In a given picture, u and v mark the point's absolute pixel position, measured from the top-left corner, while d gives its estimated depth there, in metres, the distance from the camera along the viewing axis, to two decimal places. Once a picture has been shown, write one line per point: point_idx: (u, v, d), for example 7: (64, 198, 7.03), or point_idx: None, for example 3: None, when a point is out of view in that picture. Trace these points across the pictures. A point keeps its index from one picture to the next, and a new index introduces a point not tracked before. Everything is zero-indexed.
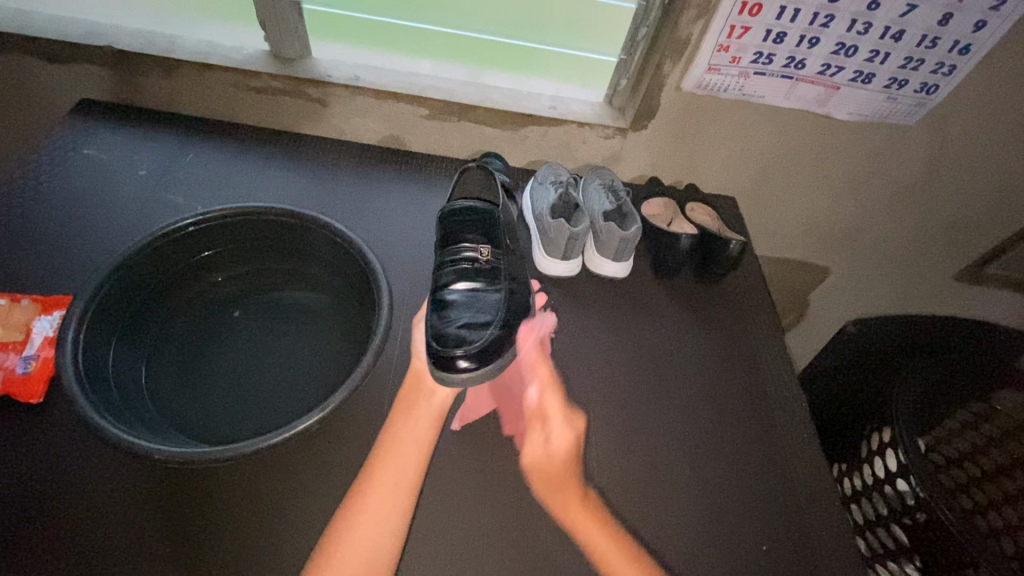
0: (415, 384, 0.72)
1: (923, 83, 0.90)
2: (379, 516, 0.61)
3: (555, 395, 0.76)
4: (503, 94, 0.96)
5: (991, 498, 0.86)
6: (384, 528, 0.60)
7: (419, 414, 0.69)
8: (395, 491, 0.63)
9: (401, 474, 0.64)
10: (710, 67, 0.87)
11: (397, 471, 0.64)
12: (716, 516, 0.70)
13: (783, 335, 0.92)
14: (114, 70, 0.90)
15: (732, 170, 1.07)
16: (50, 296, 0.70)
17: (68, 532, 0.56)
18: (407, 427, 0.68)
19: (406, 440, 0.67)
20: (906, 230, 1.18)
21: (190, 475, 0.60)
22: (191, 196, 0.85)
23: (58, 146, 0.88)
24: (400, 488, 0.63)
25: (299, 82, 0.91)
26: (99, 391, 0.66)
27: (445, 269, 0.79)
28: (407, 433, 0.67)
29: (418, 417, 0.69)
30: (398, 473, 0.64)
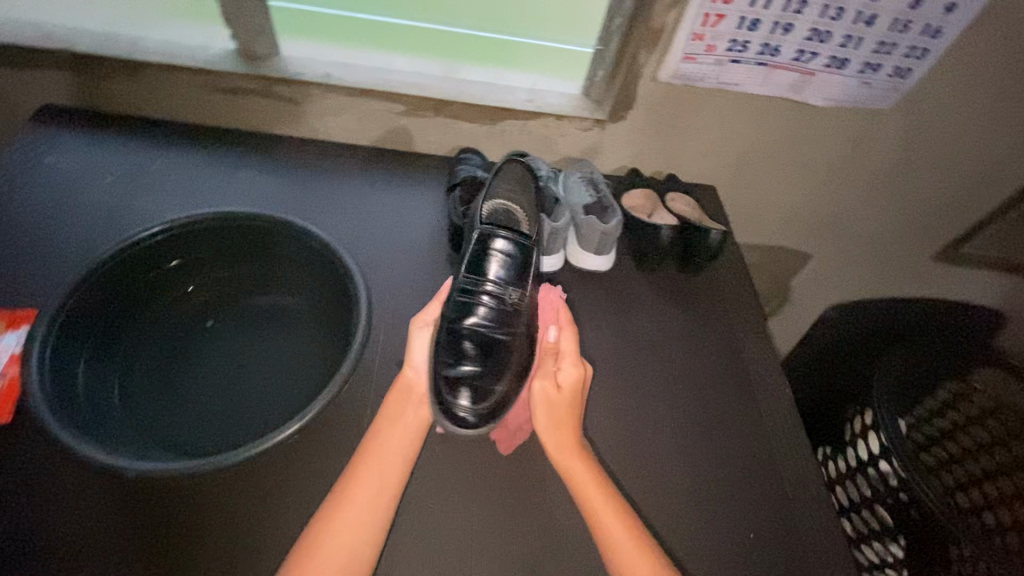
0: (407, 390, 0.68)
1: (896, 67, 0.90)
2: (361, 520, 0.58)
3: (570, 333, 0.75)
4: (479, 88, 0.94)
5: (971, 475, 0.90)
6: (362, 534, 0.58)
7: (411, 413, 0.66)
8: (379, 494, 0.60)
9: (385, 478, 0.61)
10: (686, 56, 0.87)
11: (381, 473, 0.61)
12: (704, 506, 0.71)
13: (766, 323, 0.92)
14: (74, 74, 0.87)
15: (711, 160, 1.07)
16: (13, 309, 0.67)
17: (42, 555, 0.54)
18: (396, 428, 0.65)
19: (394, 443, 0.64)
20: (884, 213, 1.19)
21: (169, 491, 0.59)
22: (160, 203, 0.83)
23: (18, 155, 0.85)
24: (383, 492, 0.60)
25: (269, 81, 0.89)
26: (70, 409, 0.64)
27: (457, 301, 0.72)
28: (395, 435, 0.64)
29: (408, 418, 0.66)
30: (382, 476, 0.61)
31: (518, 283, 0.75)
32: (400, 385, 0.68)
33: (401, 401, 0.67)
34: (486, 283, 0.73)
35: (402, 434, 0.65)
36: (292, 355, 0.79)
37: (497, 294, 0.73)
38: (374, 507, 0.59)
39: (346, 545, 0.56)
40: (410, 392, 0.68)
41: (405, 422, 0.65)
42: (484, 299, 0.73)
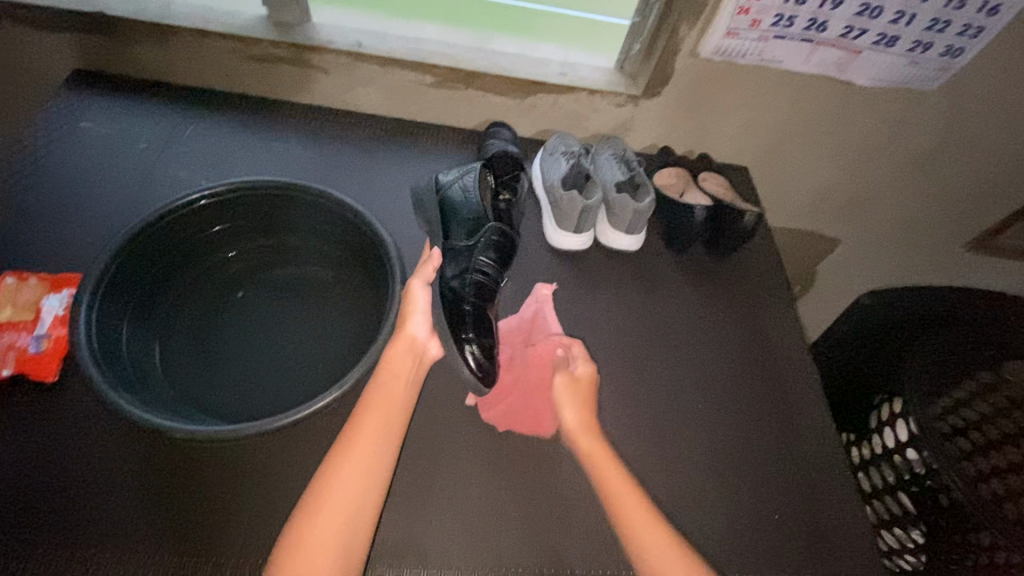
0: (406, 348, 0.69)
1: (947, 47, 0.87)
2: (357, 482, 0.57)
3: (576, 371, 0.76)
4: (511, 60, 0.92)
5: (994, 466, 0.88)
6: (366, 491, 0.57)
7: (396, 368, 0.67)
8: (374, 456, 0.59)
9: (379, 437, 0.61)
10: (729, 31, 0.84)
11: (377, 429, 0.61)
12: (728, 487, 0.72)
13: (795, 308, 0.91)
14: (106, 38, 0.86)
15: (745, 140, 1.04)
16: (58, 274, 0.70)
17: (93, 511, 0.57)
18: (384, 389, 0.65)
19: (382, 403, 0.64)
20: (920, 199, 1.16)
21: (210, 455, 0.61)
22: (194, 170, 0.83)
23: (54, 120, 0.85)
24: (378, 454, 0.60)
25: (300, 49, 0.88)
26: (115, 370, 0.65)
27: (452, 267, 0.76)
28: (389, 389, 0.65)
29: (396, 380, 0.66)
30: (376, 432, 0.61)
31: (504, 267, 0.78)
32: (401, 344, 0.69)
33: (396, 362, 0.68)
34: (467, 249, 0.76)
35: (396, 386, 0.66)
36: (327, 323, 0.79)
37: (492, 263, 0.76)
38: (370, 468, 0.58)
39: (346, 496, 0.56)
40: (411, 343, 0.69)
41: (396, 373, 0.67)
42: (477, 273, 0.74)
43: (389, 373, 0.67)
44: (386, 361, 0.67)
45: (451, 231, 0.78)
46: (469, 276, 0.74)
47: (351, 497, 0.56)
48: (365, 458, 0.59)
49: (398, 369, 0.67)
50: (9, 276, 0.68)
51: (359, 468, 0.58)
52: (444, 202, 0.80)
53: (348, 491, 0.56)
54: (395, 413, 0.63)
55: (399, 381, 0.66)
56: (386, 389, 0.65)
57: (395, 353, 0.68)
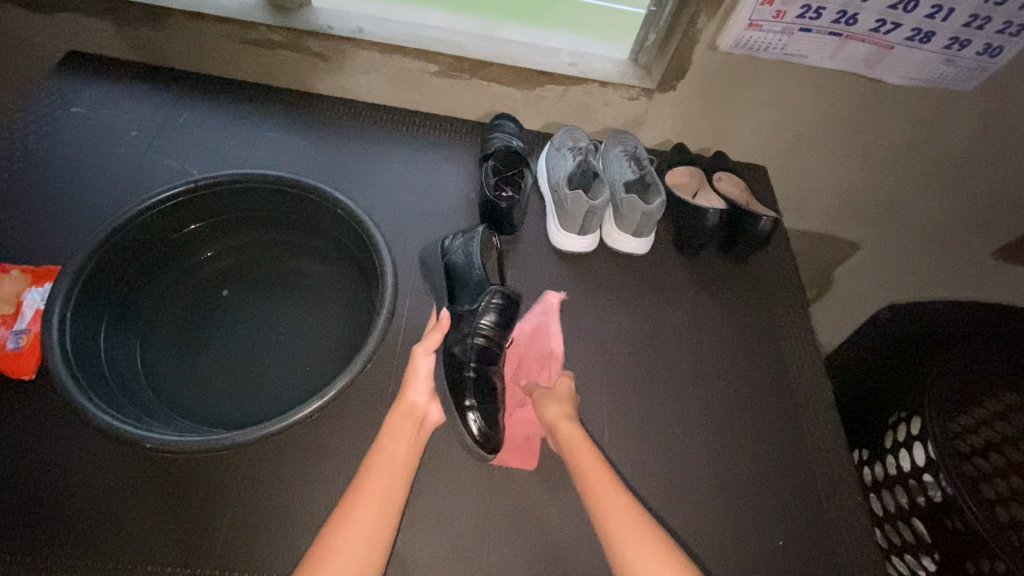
0: (410, 414, 0.64)
1: (987, 44, 0.81)
2: (354, 566, 0.52)
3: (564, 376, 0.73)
4: (519, 49, 0.87)
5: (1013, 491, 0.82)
6: (365, 566, 0.52)
7: (403, 431, 0.62)
8: (373, 533, 0.54)
9: (385, 504, 0.56)
10: (751, 23, 0.79)
11: (382, 495, 0.56)
12: (731, 509, 0.68)
13: (810, 318, 0.86)
14: (98, 19, 0.83)
15: (764, 138, 0.99)
16: (40, 266, 0.68)
17: (67, 520, 0.55)
18: (390, 449, 0.60)
19: (388, 464, 0.59)
20: (948, 204, 1.10)
21: (189, 464, 0.59)
22: (186, 160, 0.80)
23: (44, 104, 0.82)
24: (377, 530, 0.54)
25: (298, 34, 0.84)
26: (91, 372, 0.64)
27: (453, 336, 0.69)
28: (392, 454, 0.60)
29: (402, 442, 0.61)
30: (381, 499, 0.56)
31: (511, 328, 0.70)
32: (402, 410, 0.64)
33: (397, 426, 0.62)
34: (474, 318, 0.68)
35: (399, 450, 0.61)
36: (316, 322, 0.77)
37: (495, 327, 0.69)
38: (368, 548, 0.53)
39: (344, 572, 0.51)
40: (412, 411, 0.64)
41: (400, 437, 0.62)
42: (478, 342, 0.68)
43: (393, 438, 0.61)
44: (388, 426, 0.62)
45: (457, 295, 0.72)
46: (469, 347, 0.67)
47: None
48: (363, 535, 0.54)
49: (399, 432, 0.62)
50: None
51: (358, 549, 0.53)
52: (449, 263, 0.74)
53: (347, 568, 0.51)
54: (397, 481, 0.58)
55: (402, 445, 0.61)
56: (389, 455, 0.60)
57: (401, 416, 0.63)
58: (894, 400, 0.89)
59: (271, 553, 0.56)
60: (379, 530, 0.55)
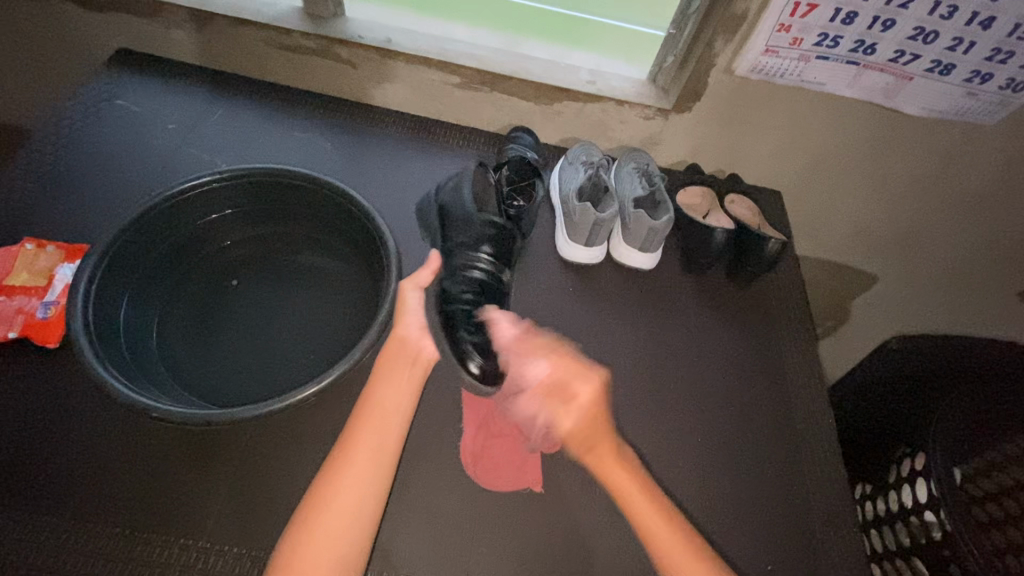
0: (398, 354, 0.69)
1: (1009, 79, 0.80)
2: (358, 499, 0.57)
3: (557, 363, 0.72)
4: (540, 65, 0.90)
5: None
6: (360, 499, 0.57)
7: (398, 373, 0.68)
8: (370, 473, 0.59)
9: (379, 442, 0.61)
10: (767, 48, 0.79)
11: (373, 438, 0.61)
12: (720, 528, 0.67)
13: (817, 346, 0.85)
14: (147, 20, 0.89)
15: (781, 164, 0.99)
16: (73, 244, 0.73)
17: (72, 480, 0.58)
18: (383, 393, 0.65)
19: (381, 408, 0.64)
20: (972, 240, 1.07)
21: (189, 437, 0.62)
22: (216, 152, 0.85)
23: (92, 96, 0.88)
24: (375, 469, 0.60)
25: (330, 42, 0.88)
26: (108, 346, 0.68)
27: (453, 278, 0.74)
28: (388, 395, 0.65)
29: (396, 384, 0.67)
30: (374, 440, 0.61)
31: (509, 265, 0.77)
32: (393, 346, 0.70)
33: (390, 367, 0.68)
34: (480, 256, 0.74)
35: (397, 392, 0.66)
36: (323, 314, 0.80)
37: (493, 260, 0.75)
38: (365, 490, 0.58)
39: (340, 508, 0.56)
40: (403, 346, 0.70)
41: (398, 381, 0.67)
42: (476, 275, 0.73)
43: (390, 380, 0.67)
44: (381, 370, 0.68)
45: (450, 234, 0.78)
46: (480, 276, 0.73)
47: (347, 513, 0.56)
48: (362, 471, 0.59)
49: (394, 374, 0.68)
50: (28, 241, 0.71)
51: (358, 482, 0.58)
52: (446, 206, 0.80)
53: (341, 503, 0.56)
54: (390, 425, 0.63)
55: (398, 384, 0.67)
56: (385, 394, 0.66)
57: (392, 359, 0.69)
58: (901, 435, 0.88)
59: (260, 529, 0.58)
60: (373, 468, 0.60)
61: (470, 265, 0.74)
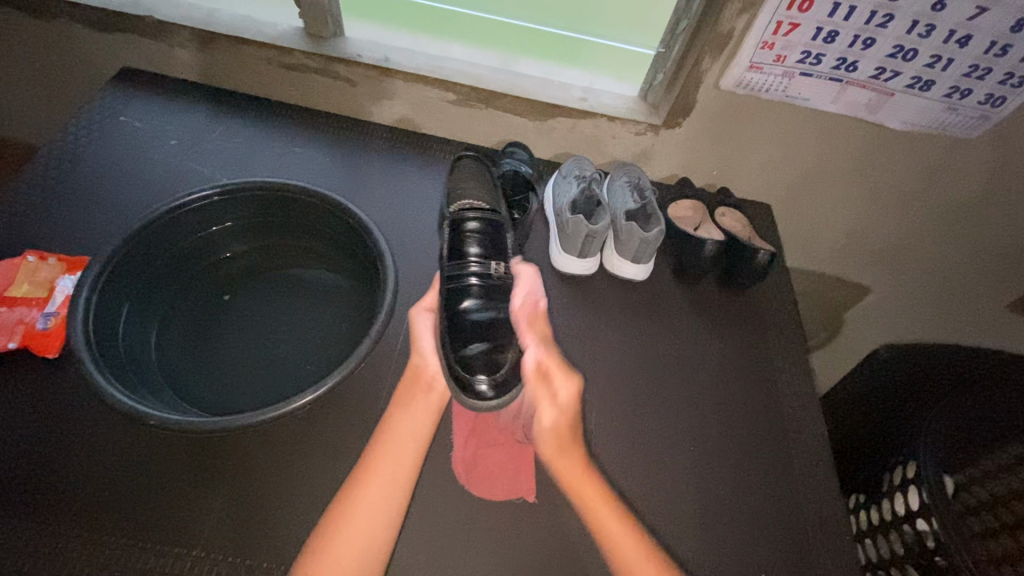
0: (415, 378, 0.70)
1: (988, 94, 0.82)
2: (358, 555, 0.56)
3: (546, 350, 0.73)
4: (535, 83, 0.92)
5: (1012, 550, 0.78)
6: (378, 526, 0.58)
7: (418, 401, 0.68)
8: (385, 502, 0.60)
9: (397, 471, 0.62)
10: (752, 65, 0.82)
11: (393, 466, 0.62)
12: (712, 535, 0.68)
13: (808, 355, 0.87)
14: (152, 40, 0.91)
15: (769, 178, 1.01)
16: (75, 256, 0.74)
17: (68, 489, 0.59)
18: (405, 418, 0.66)
19: (402, 434, 0.64)
20: (960, 252, 1.09)
21: (186, 446, 0.63)
22: (217, 167, 0.87)
23: (97, 114, 0.90)
24: (386, 506, 0.60)
25: (329, 60, 0.90)
26: (108, 356, 0.69)
27: (451, 285, 0.70)
28: (405, 425, 0.65)
29: (416, 410, 0.67)
30: (394, 468, 0.62)
31: (501, 254, 0.74)
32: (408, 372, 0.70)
33: (407, 395, 0.68)
34: (469, 262, 0.71)
35: (411, 430, 0.65)
36: (320, 327, 0.81)
37: (483, 266, 0.71)
38: (370, 543, 0.57)
39: (356, 535, 0.57)
40: (417, 376, 0.70)
41: (416, 418, 0.66)
42: (472, 282, 0.70)
43: (407, 411, 0.66)
44: (400, 398, 0.68)
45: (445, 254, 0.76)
46: (479, 314, 0.68)
47: (361, 540, 0.57)
48: (367, 521, 0.58)
49: (410, 401, 0.68)
50: (30, 254, 0.72)
51: (371, 523, 0.58)
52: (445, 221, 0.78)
53: (359, 530, 0.57)
54: (405, 458, 0.63)
55: (415, 414, 0.66)
56: (403, 421, 0.66)
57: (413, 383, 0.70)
58: (893, 444, 0.88)
59: (254, 538, 0.58)
60: (392, 495, 0.60)
61: (465, 271, 0.71)
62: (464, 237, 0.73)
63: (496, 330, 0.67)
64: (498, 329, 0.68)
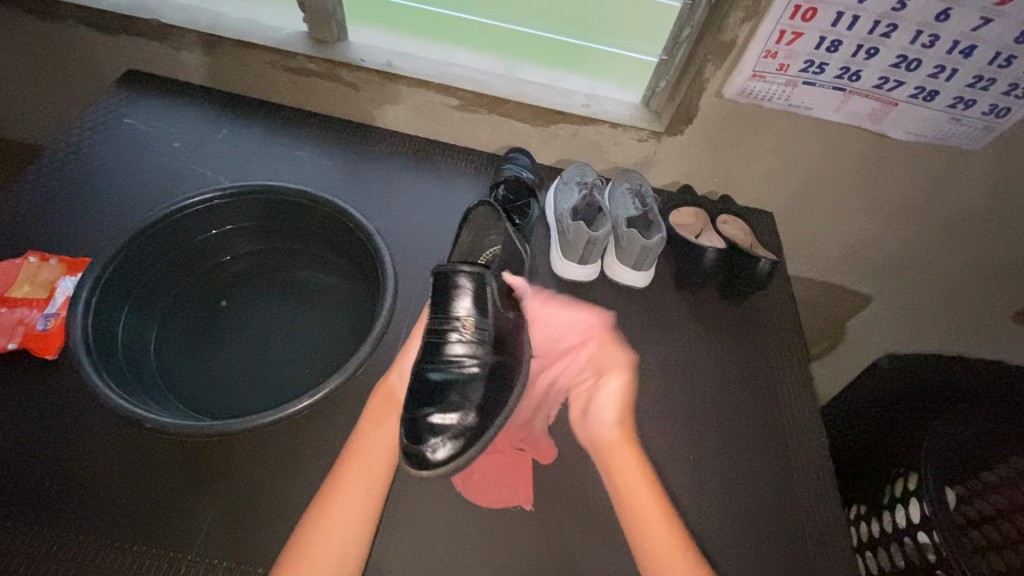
0: (391, 394, 0.70)
1: (992, 105, 0.82)
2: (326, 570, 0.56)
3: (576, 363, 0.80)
4: (537, 89, 0.92)
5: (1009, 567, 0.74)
6: (353, 530, 0.59)
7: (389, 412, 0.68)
8: (358, 507, 0.61)
9: (370, 478, 0.63)
10: (755, 74, 0.82)
11: (366, 474, 0.63)
12: (711, 545, 0.67)
13: (809, 365, 0.86)
14: (158, 43, 0.91)
15: (771, 187, 1.01)
16: (75, 257, 0.74)
17: (63, 491, 0.59)
18: (376, 430, 0.66)
19: (374, 443, 0.65)
20: (964, 263, 1.09)
21: (181, 447, 0.63)
22: (219, 170, 0.87)
23: (101, 115, 0.91)
24: (360, 513, 0.61)
25: (333, 65, 0.90)
26: (106, 357, 0.69)
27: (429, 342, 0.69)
28: (375, 436, 0.66)
29: (386, 420, 0.67)
30: (367, 475, 0.63)
31: (485, 316, 0.69)
32: (383, 387, 0.70)
33: (378, 407, 0.68)
34: (453, 318, 0.68)
35: (382, 441, 0.66)
36: (319, 330, 0.81)
37: (467, 329, 0.68)
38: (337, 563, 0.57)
39: (332, 538, 0.58)
40: (390, 394, 0.70)
41: (385, 429, 0.66)
42: (452, 340, 0.68)
43: (377, 424, 0.67)
44: (372, 410, 0.68)
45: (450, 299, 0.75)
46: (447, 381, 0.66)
47: (337, 541, 0.58)
48: (340, 531, 0.59)
49: (379, 413, 0.68)
50: (32, 254, 0.72)
51: (344, 527, 0.59)
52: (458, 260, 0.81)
53: (335, 534, 0.58)
54: (376, 466, 0.64)
55: (385, 425, 0.67)
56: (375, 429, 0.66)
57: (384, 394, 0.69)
58: (894, 455, 0.87)
59: (249, 543, 0.58)
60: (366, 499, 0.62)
61: (446, 328, 0.68)
62: (454, 290, 0.68)
63: (463, 398, 0.65)
64: (465, 398, 0.65)
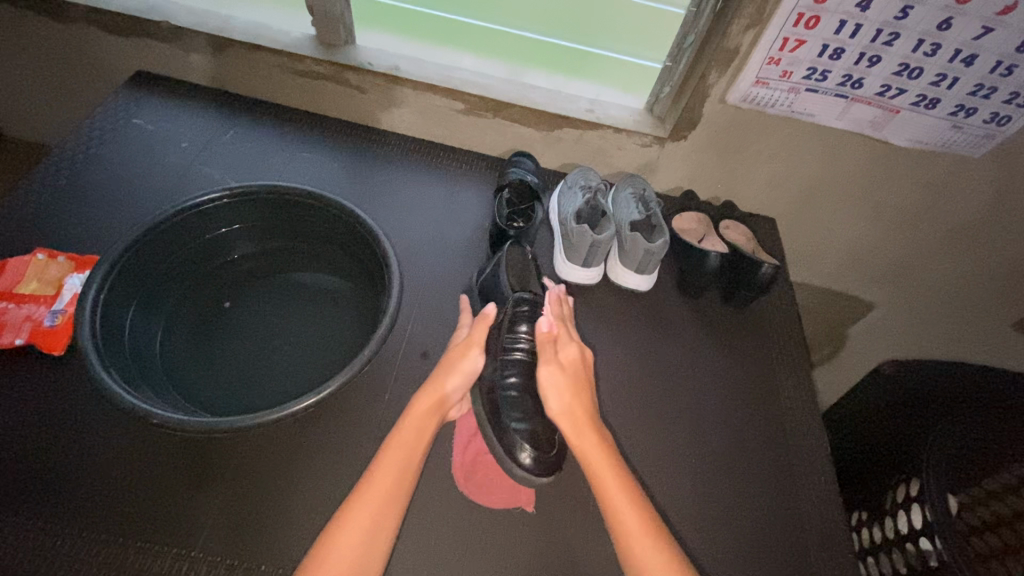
0: (437, 402, 0.65)
1: (993, 113, 0.82)
2: None
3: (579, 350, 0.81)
4: (542, 93, 0.93)
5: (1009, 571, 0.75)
6: (373, 545, 0.55)
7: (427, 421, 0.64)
8: (384, 520, 0.57)
9: (398, 487, 0.58)
10: (758, 80, 0.83)
11: (394, 483, 0.58)
12: (712, 548, 0.67)
13: (811, 370, 0.86)
14: (168, 44, 0.92)
15: (774, 193, 1.02)
16: (83, 255, 0.75)
17: (68, 486, 0.59)
18: (409, 437, 0.62)
19: (406, 451, 0.61)
20: (964, 271, 1.09)
21: (186, 443, 0.63)
22: (227, 170, 0.88)
23: (110, 115, 0.91)
24: (383, 526, 0.56)
25: (340, 68, 0.91)
26: (113, 353, 0.70)
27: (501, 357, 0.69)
28: (408, 444, 0.62)
29: (421, 429, 0.63)
30: (396, 485, 0.58)
31: None
32: (433, 395, 0.65)
33: (418, 414, 0.64)
34: (523, 333, 0.71)
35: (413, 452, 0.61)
36: (325, 330, 0.82)
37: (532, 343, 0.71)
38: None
39: (350, 550, 0.54)
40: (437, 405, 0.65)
41: (418, 439, 0.62)
42: (521, 354, 0.70)
43: (413, 431, 0.62)
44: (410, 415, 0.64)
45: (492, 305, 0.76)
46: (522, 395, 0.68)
47: (354, 553, 0.54)
48: (359, 545, 0.54)
49: (419, 420, 0.63)
50: (40, 251, 0.73)
51: (365, 539, 0.55)
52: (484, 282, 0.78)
53: (353, 547, 0.54)
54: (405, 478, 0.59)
55: (420, 434, 0.63)
56: (409, 437, 0.62)
57: (425, 400, 0.65)
58: (896, 461, 0.88)
59: (252, 539, 0.58)
60: (390, 513, 0.57)
61: (515, 343, 0.70)
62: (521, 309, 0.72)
63: (542, 411, 0.68)
64: (543, 412, 0.68)
